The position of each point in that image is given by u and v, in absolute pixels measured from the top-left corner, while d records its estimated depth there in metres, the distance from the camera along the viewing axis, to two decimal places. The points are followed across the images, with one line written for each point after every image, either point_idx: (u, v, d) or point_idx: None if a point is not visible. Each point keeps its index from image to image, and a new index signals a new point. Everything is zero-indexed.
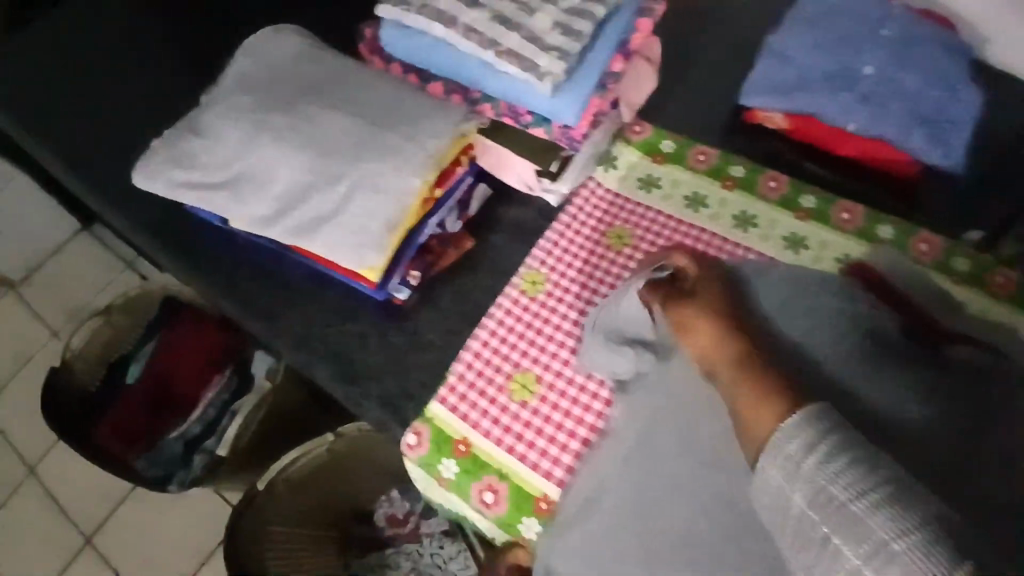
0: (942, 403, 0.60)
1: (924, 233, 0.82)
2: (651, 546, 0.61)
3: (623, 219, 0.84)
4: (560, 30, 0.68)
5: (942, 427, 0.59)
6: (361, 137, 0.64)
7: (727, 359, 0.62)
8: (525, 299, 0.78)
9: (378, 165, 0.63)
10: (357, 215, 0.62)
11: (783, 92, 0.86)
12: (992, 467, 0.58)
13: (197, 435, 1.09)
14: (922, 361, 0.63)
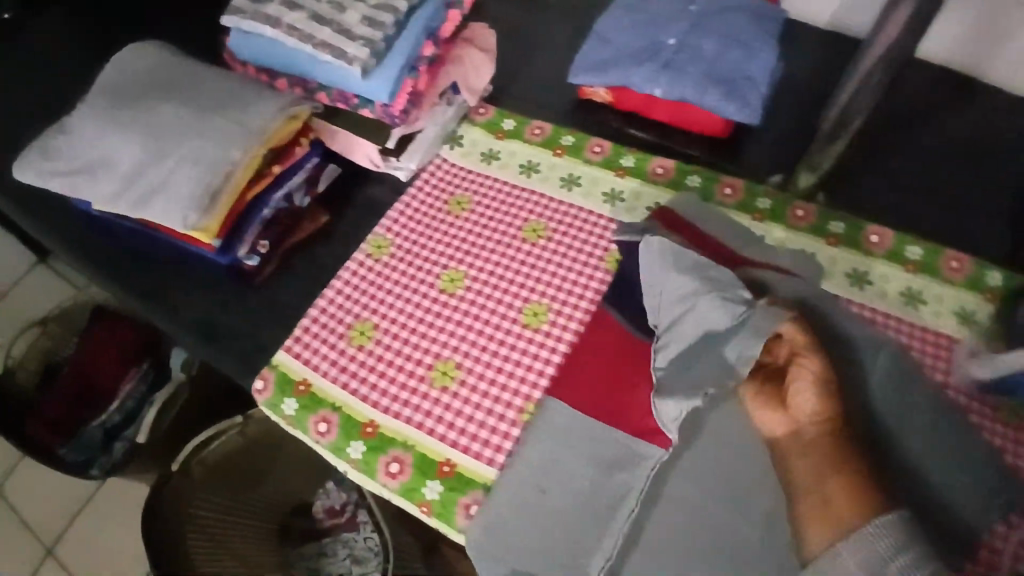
0: (949, 461, 0.71)
1: (729, 179, 0.91)
2: (557, 486, 0.71)
3: (466, 187, 0.94)
4: (366, 22, 0.80)
5: (946, 482, 0.70)
6: (190, 122, 0.78)
7: (798, 404, 0.67)
8: (370, 260, 0.87)
9: (202, 143, 0.77)
10: (182, 184, 0.75)
11: (600, 68, 0.97)
12: (962, 506, 0.69)
13: (117, 424, 1.20)
14: (928, 416, 0.72)
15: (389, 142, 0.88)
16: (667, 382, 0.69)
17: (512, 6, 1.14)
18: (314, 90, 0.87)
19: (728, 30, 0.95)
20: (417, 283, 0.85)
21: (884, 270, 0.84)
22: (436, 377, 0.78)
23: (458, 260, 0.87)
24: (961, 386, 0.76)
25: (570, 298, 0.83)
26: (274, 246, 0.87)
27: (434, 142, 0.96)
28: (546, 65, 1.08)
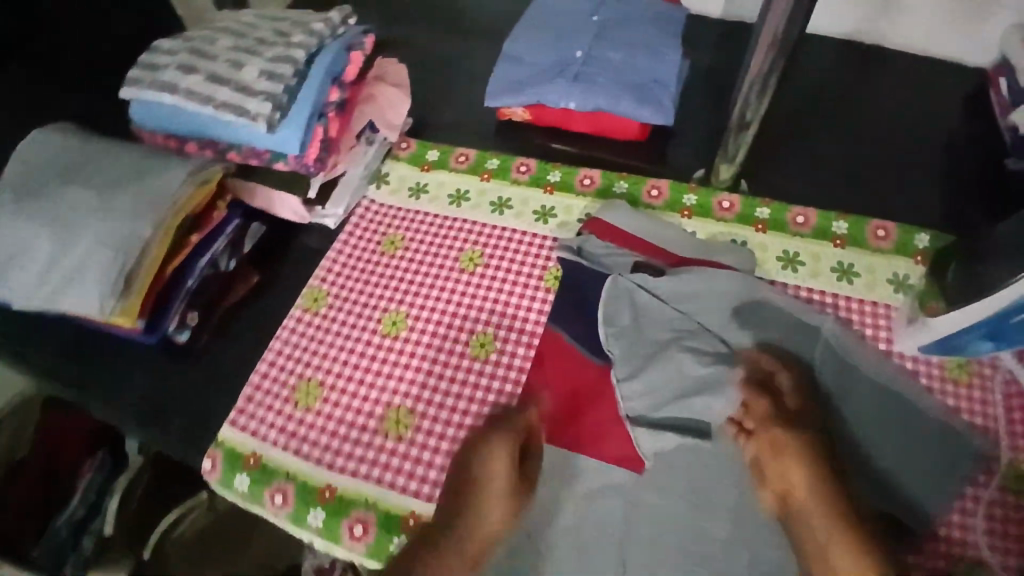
0: (917, 450, 0.71)
1: (655, 181, 0.93)
2: (531, 525, 0.70)
3: (398, 224, 0.93)
4: (264, 76, 0.78)
5: (923, 475, 0.70)
6: (94, 202, 0.75)
7: (787, 473, 0.67)
8: (308, 314, 0.86)
9: (109, 222, 0.74)
10: (94, 268, 0.72)
11: (514, 89, 0.97)
12: (931, 484, 0.70)
13: (83, 518, 1.05)
14: (889, 405, 0.74)
15: (311, 191, 0.89)
16: (637, 410, 0.73)
17: (421, 38, 1.15)
18: (224, 150, 0.85)
19: (631, 36, 0.98)
20: (359, 331, 0.84)
21: (815, 248, 0.87)
22: (390, 427, 0.76)
23: (397, 301, 0.86)
24: (906, 352, 0.78)
25: (514, 324, 0.83)
26: (203, 317, 0.84)
27: (360, 184, 0.95)
28: (464, 89, 1.08)
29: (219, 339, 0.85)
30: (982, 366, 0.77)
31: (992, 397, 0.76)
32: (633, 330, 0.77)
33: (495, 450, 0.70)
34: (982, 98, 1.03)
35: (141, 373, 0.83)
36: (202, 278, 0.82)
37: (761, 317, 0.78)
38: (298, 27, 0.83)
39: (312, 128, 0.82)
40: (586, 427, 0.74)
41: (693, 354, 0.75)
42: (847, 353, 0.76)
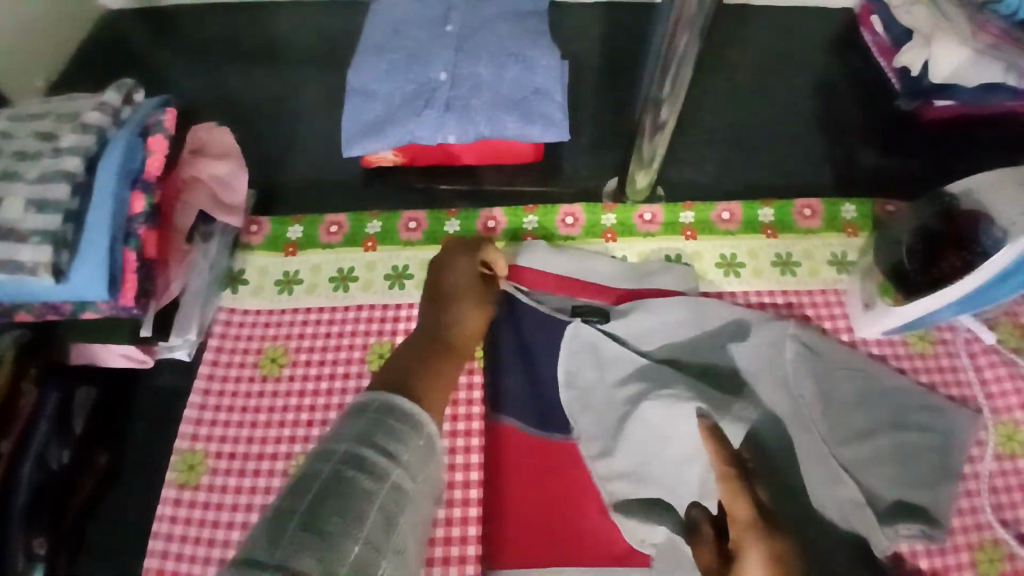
0: (917, 447, 0.66)
1: (566, 207, 0.82)
2: None
3: (274, 335, 0.74)
4: (33, 208, 0.59)
5: (928, 477, 0.65)
6: None
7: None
8: (187, 492, 0.68)
9: None
10: None
11: (374, 131, 0.79)
12: (937, 482, 0.65)
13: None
14: (878, 404, 0.68)
15: (145, 329, 0.68)
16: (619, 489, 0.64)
17: (246, 89, 0.95)
18: (7, 311, 0.64)
19: (495, 42, 0.83)
20: (264, 496, 0.67)
21: (750, 244, 0.79)
22: None
23: (304, 440, 0.69)
24: (870, 338, 0.73)
25: (456, 426, 0.71)
26: (52, 537, 0.65)
27: (209, 293, 0.75)
28: (317, 136, 0.90)
29: (79, 553, 0.69)
30: (942, 332, 0.74)
31: (960, 361, 0.72)
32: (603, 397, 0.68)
33: (461, 284, 0.67)
34: (853, 42, 1.01)
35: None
36: (36, 489, 0.63)
37: (725, 345, 0.70)
38: (66, 122, 0.65)
39: (120, 254, 0.63)
40: (568, 530, 0.65)
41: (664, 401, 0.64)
42: (818, 365, 0.69)
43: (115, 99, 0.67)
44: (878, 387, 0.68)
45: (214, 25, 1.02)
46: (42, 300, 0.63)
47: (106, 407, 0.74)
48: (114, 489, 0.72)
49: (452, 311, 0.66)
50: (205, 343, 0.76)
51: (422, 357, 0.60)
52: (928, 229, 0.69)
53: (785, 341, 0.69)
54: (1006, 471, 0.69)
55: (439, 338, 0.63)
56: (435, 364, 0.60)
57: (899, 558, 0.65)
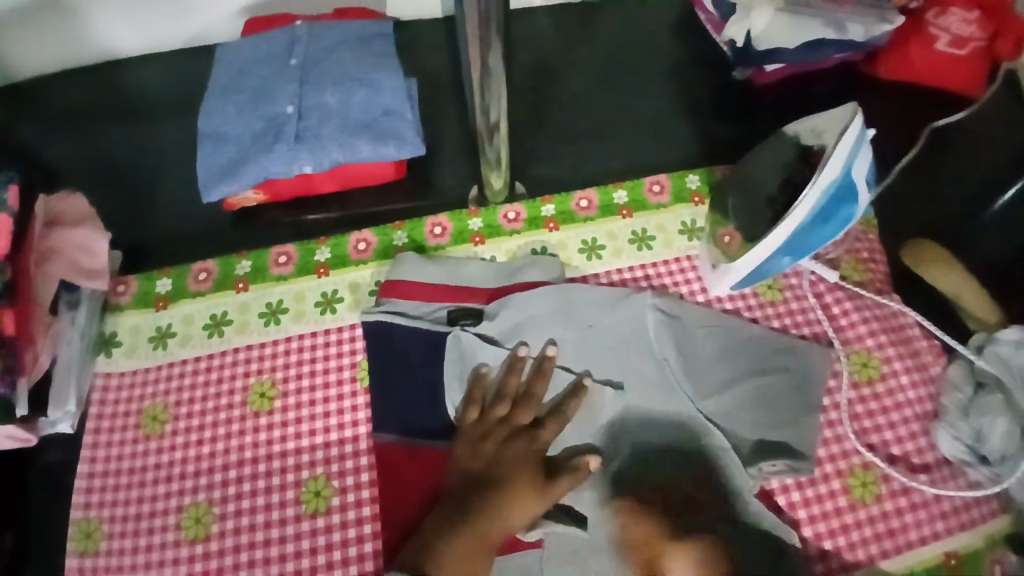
0: (782, 391, 0.71)
1: (433, 218, 0.84)
2: None
3: (152, 393, 0.73)
4: None
5: (791, 415, 0.70)
6: None
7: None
8: (83, 562, 0.66)
9: None
10: None
11: (229, 173, 0.80)
12: (801, 418, 0.69)
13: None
14: (739, 354, 0.72)
15: (21, 409, 0.67)
16: None
17: (104, 152, 0.94)
18: None
19: (338, 68, 0.85)
20: (158, 553, 0.66)
21: (608, 227, 0.83)
22: None
23: (193, 490, 0.68)
24: (722, 296, 0.78)
25: (343, 450, 0.69)
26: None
27: (83, 361, 0.74)
28: (182, 188, 0.90)
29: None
30: (789, 279, 0.79)
31: (808, 303, 0.78)
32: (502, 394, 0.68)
33: (517, 443, 0.66)
34: (693, 19, 1.07)
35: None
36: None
37: (591, 327, 0.73)
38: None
39: None
40: None
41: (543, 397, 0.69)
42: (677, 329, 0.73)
43: None
44: (734, 341, 0.73)
45: (60, 90, 1.00)
46: None
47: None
48: None
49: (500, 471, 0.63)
50: (87, 412, 0.74)
51: (446, 526, 0.60)
52: (789, 180, 0.74)
53: (644, 312, 0.73)
54: (864, 397, 0.73)
55: (476, 500, 0.62)
56: (462, 539, 0.60)
57: (776, 494, 0.69)
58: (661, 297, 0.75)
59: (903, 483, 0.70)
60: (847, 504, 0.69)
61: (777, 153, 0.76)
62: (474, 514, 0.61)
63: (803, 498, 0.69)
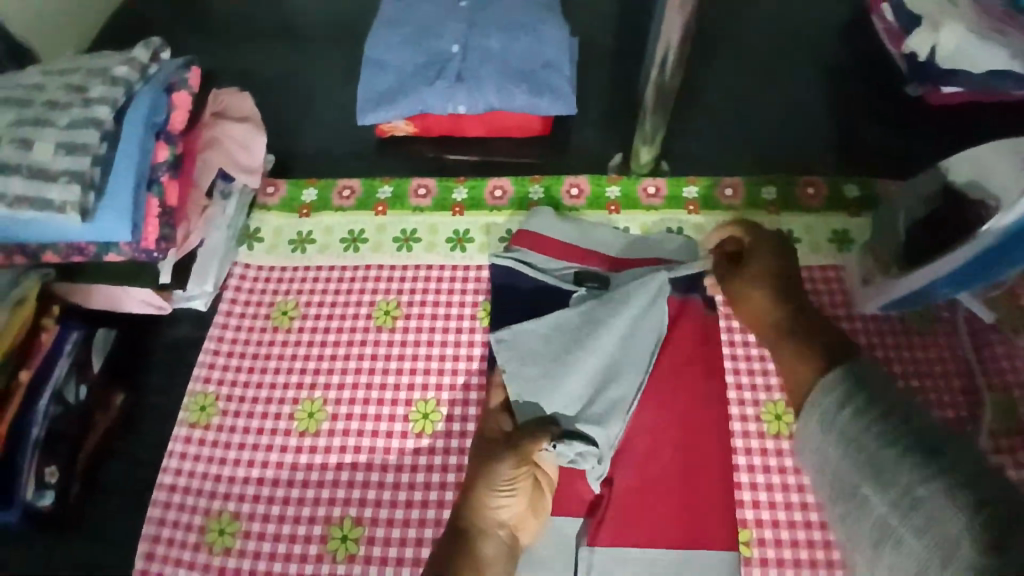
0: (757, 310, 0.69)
1: (572, 179, 0.83)
2: None
3: (286, 290, 0.77)
4: (64, 150, 0.59)
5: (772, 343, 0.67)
6: None
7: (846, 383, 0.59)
8: (198, 431, 0.68)
9: None
10: None
11: (387, 100, 0.82)
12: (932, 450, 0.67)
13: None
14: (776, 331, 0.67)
15: (163, 277, 0.69)
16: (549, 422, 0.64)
17: (260, 61, 0.98)
18: (35, 251, 0.64)
19: (506, 17, 0.85)
20: (268, 437, 0.68)
21: (750, 220, 0.80)
22: (335, 548, 0.62)
23: (311, 386, 0.70)
24: (866, 313, 0.74)
25: (456, 381, 0.70)
26: (67, 468, 0.64)
27: (229, 247, 0.77)
28: (331, 110, 0.93)
29: (88, 492, 0.67)
30: (940, 311, 0.75)
31: (955, 340, 0.73)
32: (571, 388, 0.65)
33: (493, 453, 0.61)
34: (863, 28, 1.02)
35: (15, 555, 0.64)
36: (53, 426, 0.62)
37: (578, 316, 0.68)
38: (94, 76, 0.63)
39: (143, 200, 0.63)
40: None
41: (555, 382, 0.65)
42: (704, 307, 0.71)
43: (143, 55, 0.65)
44: (659, 316, 0.67)
45: (229, 2, 1.05)
46: (69, 241, 0.63)
47: (119, 358, 0.73)
48: (128, 433, 0.70)
49: (495, 505, 0.59)
50: (220, 295, 0.77)
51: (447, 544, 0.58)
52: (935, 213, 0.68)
53: (602, 299, 0.68)
54: (1002, 449, 0.68)
55: (472, 513, 0.59)
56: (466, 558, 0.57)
57: None
58: (714, 269, 0.72)
59: None
60: None
61: (928, 183, 0.70)
62: (469, 533, 0.58)
63: None
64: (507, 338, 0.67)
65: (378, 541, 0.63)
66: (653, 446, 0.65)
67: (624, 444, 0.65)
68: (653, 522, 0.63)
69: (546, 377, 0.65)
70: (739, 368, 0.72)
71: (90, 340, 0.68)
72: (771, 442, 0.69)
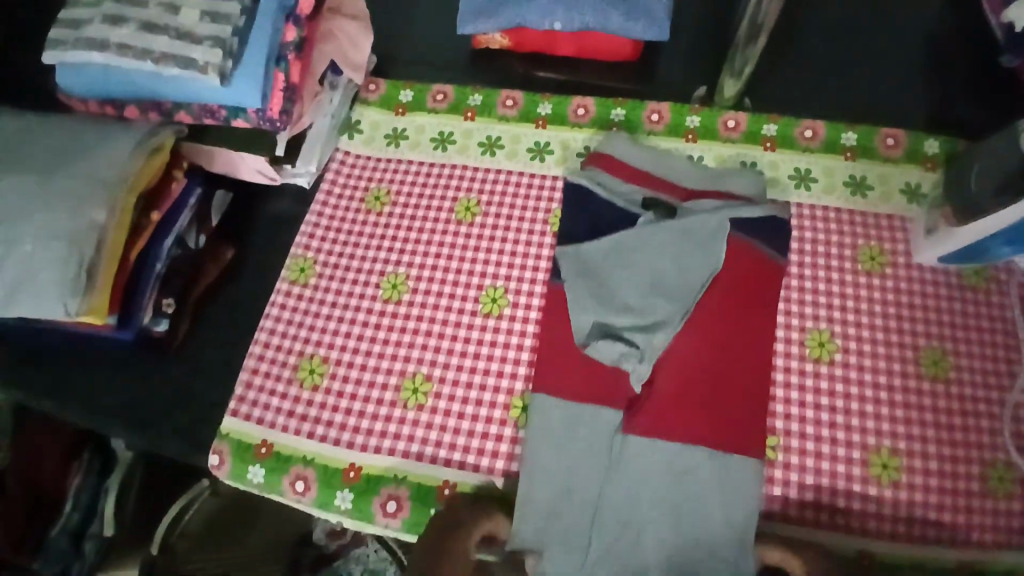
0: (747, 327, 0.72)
1: (654, 104, 0.86)
2: (570, 473, 0.68)
3: (380, 178, 0.84)
4: (207, 18, 0.67)
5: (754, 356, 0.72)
6: (43, 163, 0.65)
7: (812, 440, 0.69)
8: (297, 288, 0.78)
9: (46, 216, 0.63)
10: (34, 268, 0.62)
11: (488, 11, 0.87)
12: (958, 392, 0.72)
13: (81, 524, 0.89)
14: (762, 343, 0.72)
15: (279, 148, 0.77)
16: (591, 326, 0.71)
17: None
18: (171, 111, 0.73)
19: None
20: (356, 300, 0.77)
21: (826, 163, 0.82)
22: (407, 398, 0.72)
23: (395, 263, 0.79)
24: (925, 264, 0.77)
25: (523, 274, 0.78)
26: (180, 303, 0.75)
27: (331, 135, 0.85)
28: (431, 17, 0.98)
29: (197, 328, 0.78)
30: (1000, 270, 0.77)
31: (1010, 299, 0.75)
32: (622, 297, 0.72)
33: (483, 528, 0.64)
34: None
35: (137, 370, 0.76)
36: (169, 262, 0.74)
37: (639, 237, 0.74)
38: None
39: (271, 73, 0.70)
40: (581, 373, 0.71)
41: (607, 293, 0.72)
42: (765, 247, 0.75)
43: None
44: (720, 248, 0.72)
45: None
46: (203, 102, 0.72)
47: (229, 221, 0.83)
48: (232, 283, 0.80)
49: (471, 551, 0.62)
50: (320, 177, 0.85)
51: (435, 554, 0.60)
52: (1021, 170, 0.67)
53: (662, 223, 0.74)
54: None
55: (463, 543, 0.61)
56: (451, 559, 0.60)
57: (910, 454, 0.70)
58: (777, 210, 0.76)
59: None
60: (978, 489, 0.68)
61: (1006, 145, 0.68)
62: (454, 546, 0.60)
63: (936, 469, 0.69)
64: (570, 248, 0.75)
65: (442, 398, 0.72)
66: (694, 357, 0.70)
67: (667, 354, 0.70)
68: (690, 422, 0.69)
69: (600, 286, 0.72)
70: (791, 297, 0.76)
71: (208, 197, 0.78)
72: (810, 364, 0.73)
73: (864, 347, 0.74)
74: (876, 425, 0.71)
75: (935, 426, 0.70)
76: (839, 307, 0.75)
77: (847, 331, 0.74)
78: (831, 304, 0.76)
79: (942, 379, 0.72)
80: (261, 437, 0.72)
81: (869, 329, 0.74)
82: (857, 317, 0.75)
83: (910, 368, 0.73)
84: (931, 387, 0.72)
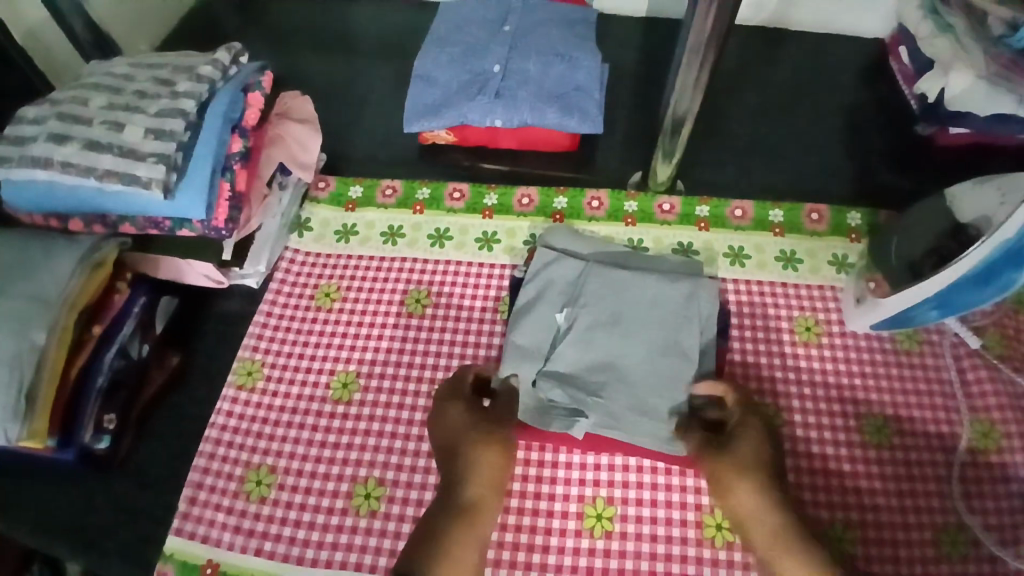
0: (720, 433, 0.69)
1: (594, 192, 0.91)
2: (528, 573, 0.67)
3: (329, 274, 0.85)
4: (151, 135, 0.68)
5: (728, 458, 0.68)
6: None
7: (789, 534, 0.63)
8: (244, 393, 0.77)
9: None
10: None
11: (432, 112, 0.91)
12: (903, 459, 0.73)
13: None
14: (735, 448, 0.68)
15: (225, 253, 0.79)
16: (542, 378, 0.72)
17: (320, 69, 1.08)
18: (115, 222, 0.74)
19: (544, 43, 0.94)
20: (306, 402, 0.76)
21: (757, 240, 0.87)
22: (359, 504, 0.70)
23: (346, 360, 0.79)
24: (858, 331, 0.80)
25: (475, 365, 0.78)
26: (123, 416, 0.73)
27: (281, 234, 0.87)
28: (380, 117, 1.02)
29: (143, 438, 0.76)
30: (930, 335, 0.80)
31: (944, 363, 0.78)
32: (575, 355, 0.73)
33: None
34: (881, 70, 1.09)
35: (76, 489, 0.73)
36: (114, 375, 0.71)
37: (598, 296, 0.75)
38: (181, 73, 0.73)
39: (217, 183, 0.73)
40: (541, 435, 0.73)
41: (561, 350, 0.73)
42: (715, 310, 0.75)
43: (225, 57, 0.75)
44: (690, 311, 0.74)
45: (296, 15, 1.16)
46: (150, 214, 0.72)
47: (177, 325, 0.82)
48: (180, 390, 0.79)
49: None
50: (269, 276, 0.86)
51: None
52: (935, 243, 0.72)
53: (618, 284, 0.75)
54: (975, 465, 0.73)
55: None
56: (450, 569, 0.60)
57: (865, 526, 0.70)
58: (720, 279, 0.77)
59: (994, 552, 0.68)
60: (934, 558, 0.68)
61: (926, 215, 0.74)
62: None
63: (891, 539, 0.69)
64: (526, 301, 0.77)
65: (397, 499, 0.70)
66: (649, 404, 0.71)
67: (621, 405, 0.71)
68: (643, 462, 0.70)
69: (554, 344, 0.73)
70: (735, 375, 0.78)
71: (154, 304, 0.77)
72: None
73: (810, 420, 0.75)
74: (828, 498, 0.71)
75: (886, 496, 0.71)
76: (783, 380, 0.78)
77: (793, 404, 0.76)
78: (775, 378, 0.78)
79: (887, 447, 0.74)
80: (207, 556, 0.68)
81: (813, 400, 0.76)
82: (801, 389, 0.77)
83: (855, 438, 0.74)
84: (878, 456, 0.73)
